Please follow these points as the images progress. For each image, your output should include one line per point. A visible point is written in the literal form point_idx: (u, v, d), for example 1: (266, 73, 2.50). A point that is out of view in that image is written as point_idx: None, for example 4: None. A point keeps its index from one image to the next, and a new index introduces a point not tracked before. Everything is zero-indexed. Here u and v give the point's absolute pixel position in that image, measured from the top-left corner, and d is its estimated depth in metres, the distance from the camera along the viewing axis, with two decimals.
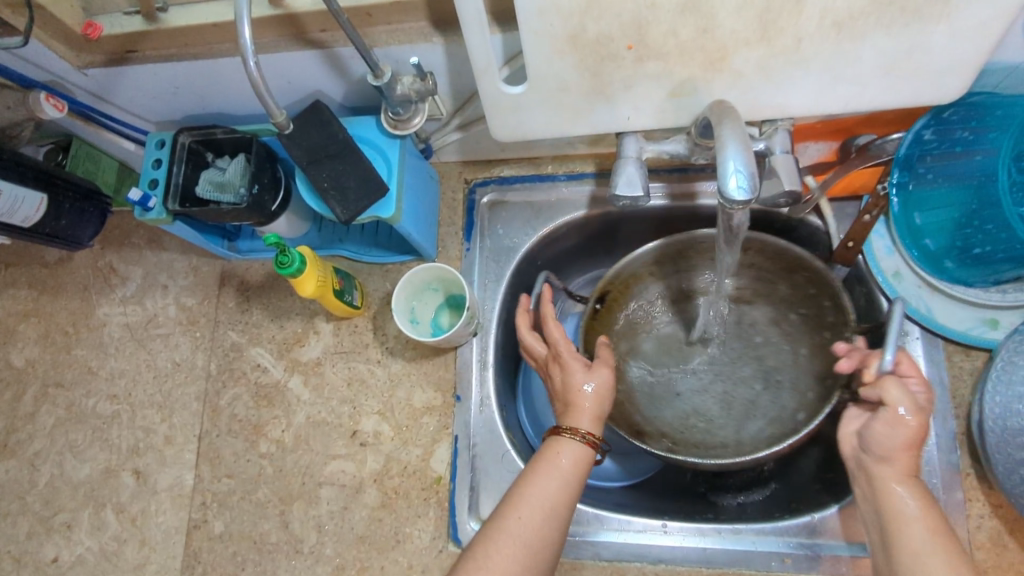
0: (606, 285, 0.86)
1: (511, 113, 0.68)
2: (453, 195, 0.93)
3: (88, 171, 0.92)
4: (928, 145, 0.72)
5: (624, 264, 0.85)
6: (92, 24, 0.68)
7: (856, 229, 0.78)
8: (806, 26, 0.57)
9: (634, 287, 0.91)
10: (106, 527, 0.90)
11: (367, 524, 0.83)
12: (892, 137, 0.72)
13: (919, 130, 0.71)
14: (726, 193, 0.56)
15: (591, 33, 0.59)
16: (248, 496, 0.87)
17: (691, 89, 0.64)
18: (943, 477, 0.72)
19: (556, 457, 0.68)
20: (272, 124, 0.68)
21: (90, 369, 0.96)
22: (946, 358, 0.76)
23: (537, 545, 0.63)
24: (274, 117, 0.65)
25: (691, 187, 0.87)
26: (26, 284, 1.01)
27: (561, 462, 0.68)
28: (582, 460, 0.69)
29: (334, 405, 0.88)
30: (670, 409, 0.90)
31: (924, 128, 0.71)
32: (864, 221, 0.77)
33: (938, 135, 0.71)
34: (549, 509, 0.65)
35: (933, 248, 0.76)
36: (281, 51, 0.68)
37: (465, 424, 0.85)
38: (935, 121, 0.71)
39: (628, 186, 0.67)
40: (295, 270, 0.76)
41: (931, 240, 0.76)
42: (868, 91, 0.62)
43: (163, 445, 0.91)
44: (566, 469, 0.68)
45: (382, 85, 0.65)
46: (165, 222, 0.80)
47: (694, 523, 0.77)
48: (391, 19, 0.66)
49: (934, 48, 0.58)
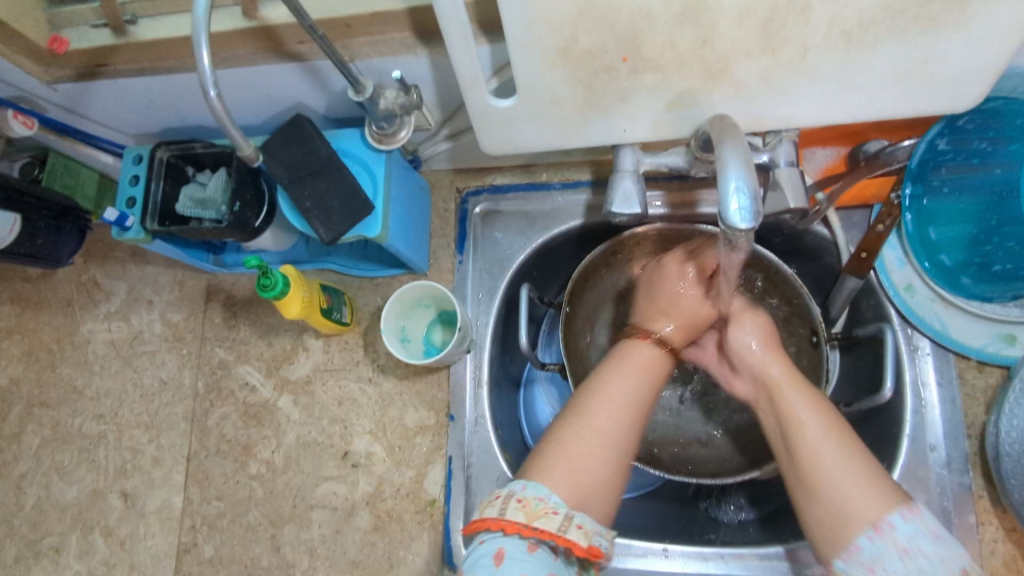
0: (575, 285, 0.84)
1: (499, 127, 0.65)
2: (445, 205, 0.89)
3: (66, 185, 0.87)
4: (942, 156, 0.69)
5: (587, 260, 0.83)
6: (59, 38, 0.65)
7: (868, 239, 0.72)
8: (812, 35, 0.53)
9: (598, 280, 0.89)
10: (95, 551, 0.88)
11: (360, 548, 0.81)
12: (904, 145, 0.68)
13: (932, 139, 0.67)
14: (727, 218, 0.52)
15: (584, 45, 0.55)
16: (238, 520, 0.84)
17: (690, 101, 0.60)
18: (955, 500, 0.69)
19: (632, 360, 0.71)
20: (241, 156, 0.64)
21: (76, 388, 0.94)
22: (959, 375, 0.73)
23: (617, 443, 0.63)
24: (240, 150, 0.61)
25: (691, 196, 0.83)
26: (9, 300, 0.98)
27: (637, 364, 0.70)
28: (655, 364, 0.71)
29: (325, 425, 0.86)
30: None
31: (938, 137, 0.67)
32: (877, 231, 0.72)
33: (953, 145, 0.68)
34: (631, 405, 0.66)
35: (949, 264, 0.73)
36: (257, 64, 0.65)
37: (460, 443, 0.82)
38: (950, 130, 0.67)
39: (625, 203, 0.65)
40: (278, 292, 0.73)
41: (947, 255, 0.73)
42: (878, 101, 0.59)
43: (151, 466, 0.89)
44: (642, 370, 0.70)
45: (364, 100, 0.62)
46: (144, 241, 0.77)
47: (696, 547, 0.75)
48: (372, 29, 0.62)
49: (948, 57, 0.54)
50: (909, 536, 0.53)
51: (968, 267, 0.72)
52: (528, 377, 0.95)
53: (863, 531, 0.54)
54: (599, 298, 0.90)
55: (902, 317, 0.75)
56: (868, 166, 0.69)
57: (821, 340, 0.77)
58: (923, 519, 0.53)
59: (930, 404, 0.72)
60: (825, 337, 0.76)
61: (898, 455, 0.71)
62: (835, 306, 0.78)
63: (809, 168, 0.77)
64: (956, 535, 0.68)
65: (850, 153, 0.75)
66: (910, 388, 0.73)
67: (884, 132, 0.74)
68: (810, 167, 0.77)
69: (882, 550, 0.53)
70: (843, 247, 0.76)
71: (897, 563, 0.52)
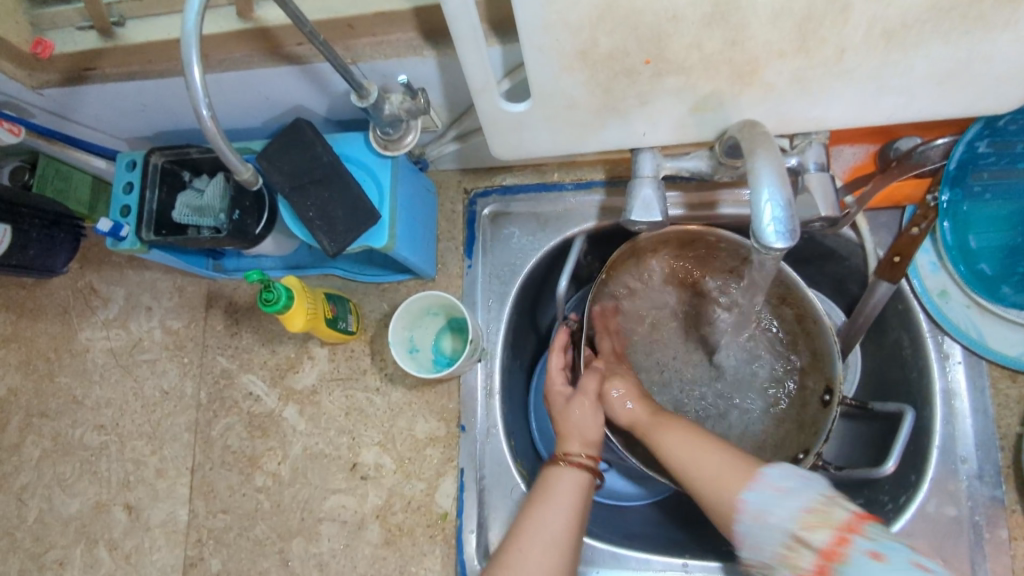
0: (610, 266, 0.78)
1: (512, 132, 0.61)
2: (452, 208, 0.85)
3: (59, 190, 0.85)
4: (982, 159, 0.67)
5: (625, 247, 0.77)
6: (41, 41, 0.61)
7: (902, 243, 0.71)
8: (850, 36, 0.49)
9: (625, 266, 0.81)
10: (100, 565, 0.86)
11: (370, 562, 0.79)
12: (936, 143, 0.66)
13: (972, 142, 0.66)
14: (761, 236, 0.49)
15: (604, 47, 0.51)
16: (245, 533, 0.82)
17: (715, 104, 0.56)
18: (986, 514, 0.67)
19: (554, 485, 0.67)
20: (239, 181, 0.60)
21: (75, 398, 0.90)
22: (991, 385, 0.70)
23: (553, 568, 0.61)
24: (241, 174, 0.57)
25: (710, 196, 0.79)
26: (4, 307, 0.94)
27: (558, 488, 0.66)
28: (581, 484, 0.67)
29: (332, 436, 0.83)
30: None
31: (979, 139, 0.66)
32: (911, 234, 0.70)
33: (996, 148, 0.67)
34: (557, 541, 0.63)
35: (989, 273, 0.71)
36: (253, 66, 0.61)
37: (472, 454, 0.80)
38: (989, 131, 0.65)
39: (645, 211, 0.61)
40: (282, 306, 0.70)
41: (987, 263, 0.71)
42: (916, 103, 0.55)
43: (154, 478, 0.86)
44: (564, 494, 0.66)
45: (368, 106, 0.58)
46: (140, 251, 0.74)
47: (718, 561, 0.73)
48: (376, 30, 0.59)
49: (995, 57, 0.51)
50: (761, 503, 0.59)
51: (1010, 276, 0.70)
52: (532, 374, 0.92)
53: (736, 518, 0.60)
54: (630, 288, 0.83)
55: (934, 323, 0.72)
56: (899, 166, 0.68)
57: (835, 399, 0.71)
58: (768, 480, 0.60)
59: (961, 414, 0.70)
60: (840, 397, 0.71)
61: (926, 467, 0.70)
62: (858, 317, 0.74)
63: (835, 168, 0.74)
64: (987, 551, 0.66)
65: (879, 151, 0.71)
66: (939, 398, 0.71)
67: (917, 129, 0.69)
68: (838, 166, 0.74)
69: (749, 527, 0.59)
70: (870, 251, 0.73)
71: (761, 531, 0.58)
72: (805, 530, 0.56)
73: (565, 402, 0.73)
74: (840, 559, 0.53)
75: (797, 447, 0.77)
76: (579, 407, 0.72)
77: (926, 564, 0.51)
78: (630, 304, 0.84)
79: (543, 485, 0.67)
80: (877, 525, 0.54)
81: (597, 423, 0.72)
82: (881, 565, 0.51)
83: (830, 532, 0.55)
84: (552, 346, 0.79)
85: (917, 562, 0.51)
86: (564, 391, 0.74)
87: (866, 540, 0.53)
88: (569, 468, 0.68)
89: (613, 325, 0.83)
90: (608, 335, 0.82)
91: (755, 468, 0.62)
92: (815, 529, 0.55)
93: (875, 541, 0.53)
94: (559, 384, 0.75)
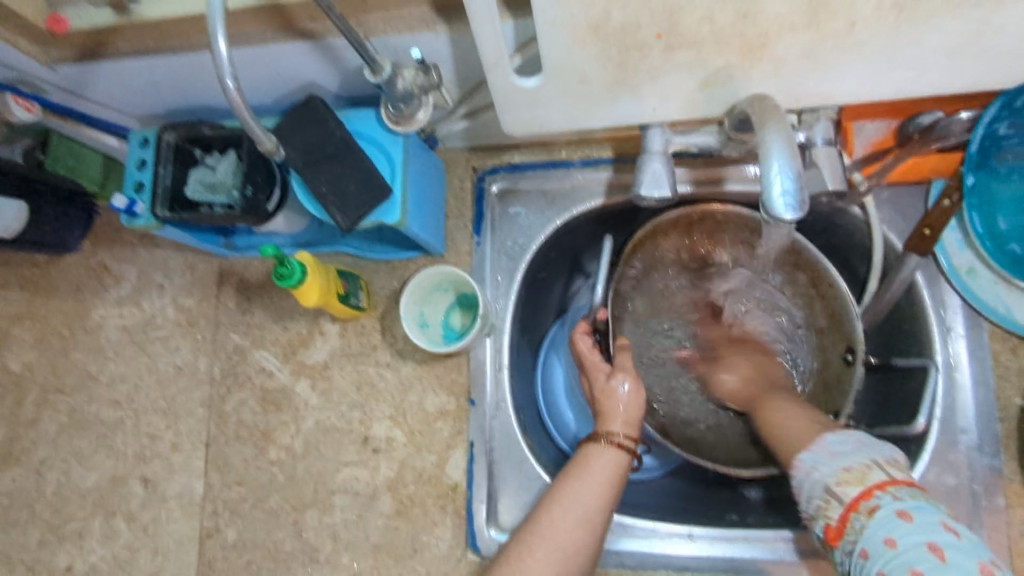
0: (633, 248, 0.81)
1: (525, 106, 0.62)
2: (461, 185, 0.86)
3: (71, 168, 0.85)
4: (1005, 140, 0.69)
5: (648, 225, 0.79)
6: (58, 19, 0.62)
7: (933, 215, 0.71)
8: (861, 9, 0.50)
9: (646, 244, 0.83)
10: (118, 536, 0.88)
11: (383, 532, 0.81)
12: (959, 116, 0.67)
13: (991, 124, 0.67)
14: (771, 208, 0.49)
15: (616, 21, 0.52)
16: (260, 504, 0.84)
17: (725, 79, 0.57)
18: (984, 482, 0.70)
19: (589, 466, 0.66)
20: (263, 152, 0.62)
21: (90, 374, 0.92)
22: (993, 358, 0.72)
23: (571, 549, 0.61)
24: (263, 143, 0.59)
25: (717, 172, 0.79)
26: (17, 284, 0.95)
27: (594, 471, 0.66)
28: (616, 469, 0.67)
29: (344, 410, 0.85)
30: (658, 377, 0.86)
31: (998, 121, 0.67)
32: (943, 206, 0.71)
33: (1016, 128, 0.68)
34: (582, 517, 0.63)
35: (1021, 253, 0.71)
36: (267, 42, 0.62)
37: (481, 428, 0.82)
38: (1008, 112, 0.66)
39: (654, 183, 0.62)
40: (296, 281, 0.71)
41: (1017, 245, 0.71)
42: (923, 77, 0.56)
43: (170, 452, 0.88)
44: (599, 477, 0.65)
45: (382, 81, 0.59)
46: (155, 227, 0.75)
47: (723, 529, 0.75)
48: (389, 5, 0.59)
49: (1003, 30, 0.51)
50: (809, 460, 0.58)
51: None
52: (551, 343, 0.95)
53: (790, 471, 0.60)
54: (644, 271, 0.85)
55: (961, 299, 0.74)
56: (921, 139, 0.68)
57: (858, 359, 0.74)
58: (823, 444, 0.58)
59: (962, 386, 0.72)
60: (863, 356, 0.73)
61: (927, 438, 0.72)
62: (883, 299, 0.75)
63: (858, 143, 0.74)
64: (985, 519, 0.69)
65: (901, 126, 0.72)
66: (942, 371, 0.73)
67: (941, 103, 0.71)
68: (859, 142, 0.74)
69: (799, 482, 0.58)
70: (875, 227, 0.74)
71: (805, 487, 0.57)
72: (839, 485, 0.54)
73: (605, 382, 0.73)
74: (864, 513, 0.51)
75: (827, 409, 0.78)
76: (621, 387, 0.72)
77: (954, 525, 0.48)
78: (643, 284, 0.86)
79: (581, 461, 0.67)
80: (910, 489, 0.51)
81: (639, 406, 0.72)
82: (903, 523, 0.49)
83: (860, 489, 0.52)
84: (575, 330, 0.79)
85: (931, 547, 0.47)
86: (604, 369, 0.75)
87: (892, 500, 0.51)
88: (609, 448, 0.68)
89: (630, 305, 0.85)
90: (628, 316, 0.84)
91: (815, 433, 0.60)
92: (848, 486, 0.53)
93: (902, 501, 0.50)
94: (598, 360, 0.76)
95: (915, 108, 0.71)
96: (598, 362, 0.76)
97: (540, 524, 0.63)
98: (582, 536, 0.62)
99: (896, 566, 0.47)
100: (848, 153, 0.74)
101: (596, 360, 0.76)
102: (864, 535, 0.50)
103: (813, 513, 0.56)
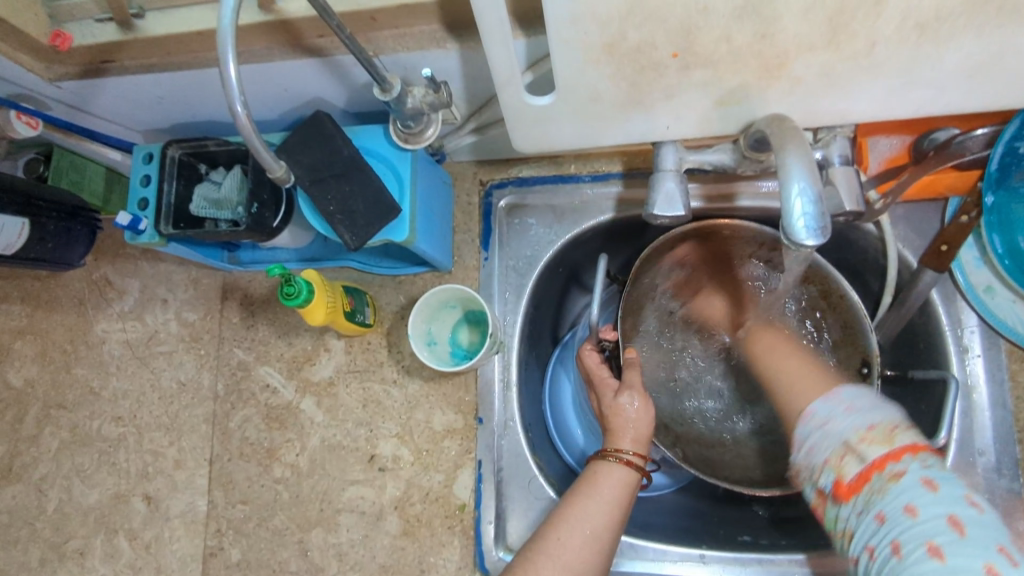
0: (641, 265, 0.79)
1: (536, 125, 0.61)
2: (468, 199, 0.85)
3: (73, 182, 0.85)
4: None
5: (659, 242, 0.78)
6: (61, 33, 0.60)
7: (950, 231, 0.71)
8: (882, 29, 0.49)
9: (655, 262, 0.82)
10: (120, 554, 0.86)
11: (390, 552, 0.79)
12: (976, 133, 0.66)
13: (1011, 143, 0.66)
14: (792, 233, 0.48)
15: (631, 40, 0.51)
16: (264, 524, 0.83)
17: (741, 98, 0.56)
18: (1003, 505, 0.69)
19: (597, 484, 0.65)
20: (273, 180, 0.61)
21: (92, 389, 0.91)
22: (1011, 378, 0.71)
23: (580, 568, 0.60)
24: (274, 171, 0.58)
25: (729, 188, 0.78)
26: (18, 298, 0.94)
27: (603, 490, 0.65)
28: (626, 487, 0.65)
29: (349, 428, 0.83)
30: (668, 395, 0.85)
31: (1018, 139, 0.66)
32: (960, 222, 0.71)
33: None
34: (591, 536, 0.62)
35: None
36: (273, 59, 0.61)
37: (490, 447, 0.80)
38: None
39: (668, 204, 0.60)
40: (302, 301, 0.70)
41: None
42: (944, 97, 0.54)
43: (173, 469, 0.87)
44: (607, 495, 0.64)
45: (390, 100, 0.58)
46: (158, 244, 0.74)
47: (735, 552, 0.74)
48: (400, 23, 0.58)
49: None
50: (826, 412, 0.57)
51: None
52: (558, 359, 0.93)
53: (799, 422, 0.59)
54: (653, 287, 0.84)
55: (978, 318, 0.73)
56: (936, 156, 0.67)
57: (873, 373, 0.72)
58: (840, 398, 0.57)
59: (980, 407, 0.71)
60: (877, 371, 0.71)
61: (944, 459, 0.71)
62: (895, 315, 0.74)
63: (872, 159, 0.73)
64: None
65: (915, 143, 0.70)
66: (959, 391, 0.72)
67: (955, 120, 0.69)
68: (873, 158, 0.73)
69: (810, 432, 0.56)
70: (891, 244, 0.73)
71: (820, 436, 0.55)
72: (860, 442, 0.52)
73: (611, 398, 0.72)
74: (886, 474, 0.50)
75: None
76: (630, 404, 0.70)
77: (978, 499, 0.48)
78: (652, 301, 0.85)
79: (590, 479, 0.66)
80: (935, 457, 0.50)
81: (648, 420, 0.70)
82: (927, 492, 0.48)
83: (885, 449, 0.51)
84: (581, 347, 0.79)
85: (952, 520, 0.46)
86: (612, 385, 0.74)
87: (918, 466, 0.50)
88: (618, 466, 0.66)
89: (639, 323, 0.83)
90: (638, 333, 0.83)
91: (829, 391, 0.60)
92: (871, 444, 0.52)
93: (928, 469, 0.49)
94: (606, 377, 0.75)
95: (932, 124, 0.70)
96: (606, 378, 0.75)
97: (548, 541, 0.62)
98: (590, 555, 0.61)
99: (914, 535, 0.47)
100: (862, 169, 0.72)
101: (603, 376, 0.75)
102: (886, 497, 0.49)
103: (820, 466, 0.54)
